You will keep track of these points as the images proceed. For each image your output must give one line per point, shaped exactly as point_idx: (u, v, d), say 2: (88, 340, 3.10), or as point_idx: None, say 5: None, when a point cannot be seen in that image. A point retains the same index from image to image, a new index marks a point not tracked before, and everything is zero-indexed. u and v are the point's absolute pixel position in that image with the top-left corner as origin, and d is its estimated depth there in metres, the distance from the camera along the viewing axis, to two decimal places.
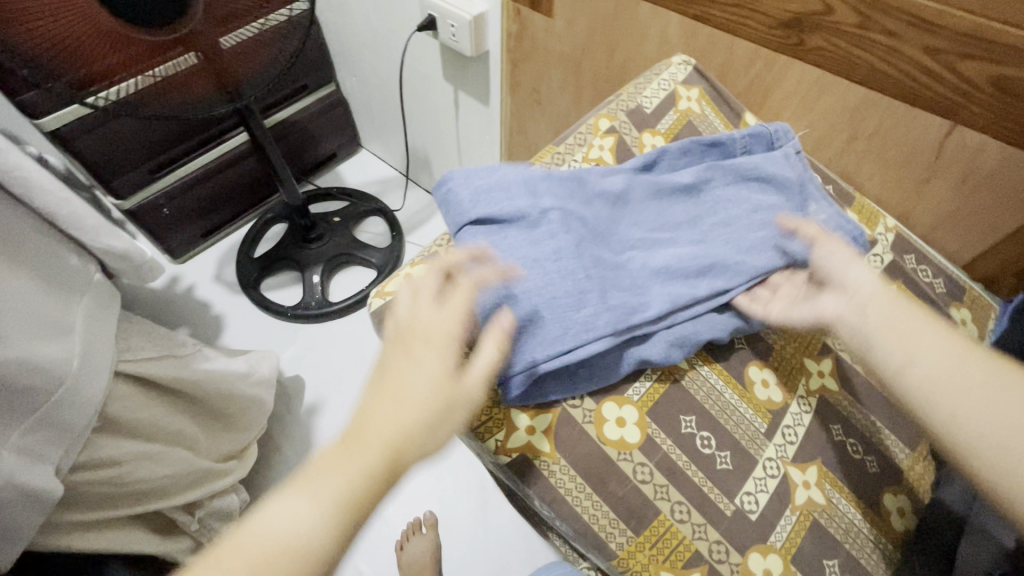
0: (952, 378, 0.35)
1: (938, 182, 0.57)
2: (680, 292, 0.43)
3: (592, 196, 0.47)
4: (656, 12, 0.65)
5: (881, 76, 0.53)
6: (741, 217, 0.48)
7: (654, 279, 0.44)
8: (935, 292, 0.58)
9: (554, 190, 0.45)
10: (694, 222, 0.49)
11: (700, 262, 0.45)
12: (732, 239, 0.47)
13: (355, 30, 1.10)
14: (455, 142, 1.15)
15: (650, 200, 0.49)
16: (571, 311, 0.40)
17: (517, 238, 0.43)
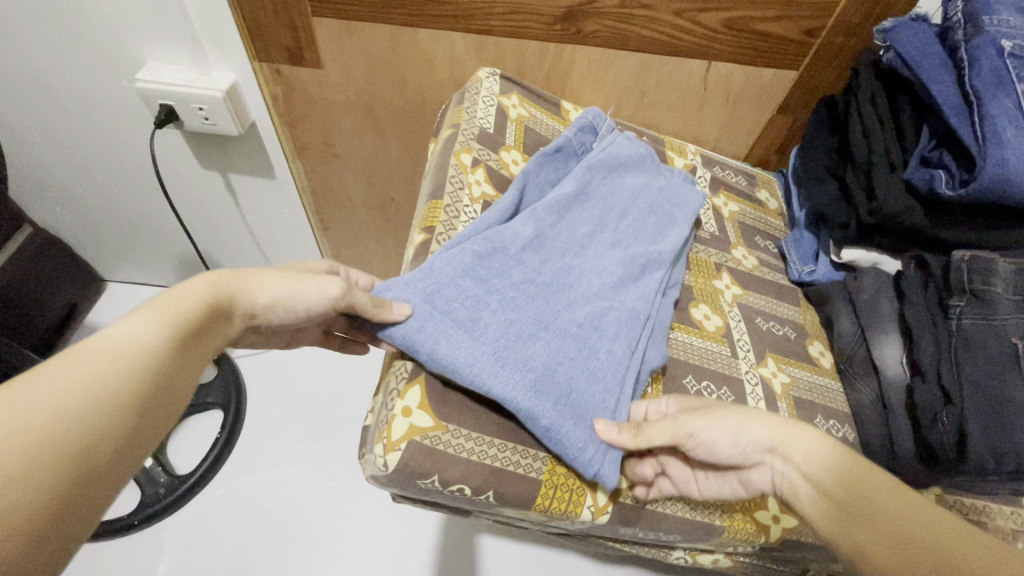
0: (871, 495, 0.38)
1: (710, 108, 0.71)
2: (638, 291, 0.49)
3: (519, 253, 0.45)
4: (437, 35, 0.64)
5: (649, 40, 0.63)
6: (629, 206, 0.54)
7: (616, 293, 0.48)
8: (742, 185, 0.73)
9: (491, 265, 0.43)
10: (602, 222, 0.52)
11: (637, 261, 0.50)
12: (636, 233, 0.53)
13: (36, 152, 0.82)
14: (245, 231, 0.98)
15: (557, 221, 0.50)
16: (595, 360, 0.43)
17: (496, 324, 0.41)
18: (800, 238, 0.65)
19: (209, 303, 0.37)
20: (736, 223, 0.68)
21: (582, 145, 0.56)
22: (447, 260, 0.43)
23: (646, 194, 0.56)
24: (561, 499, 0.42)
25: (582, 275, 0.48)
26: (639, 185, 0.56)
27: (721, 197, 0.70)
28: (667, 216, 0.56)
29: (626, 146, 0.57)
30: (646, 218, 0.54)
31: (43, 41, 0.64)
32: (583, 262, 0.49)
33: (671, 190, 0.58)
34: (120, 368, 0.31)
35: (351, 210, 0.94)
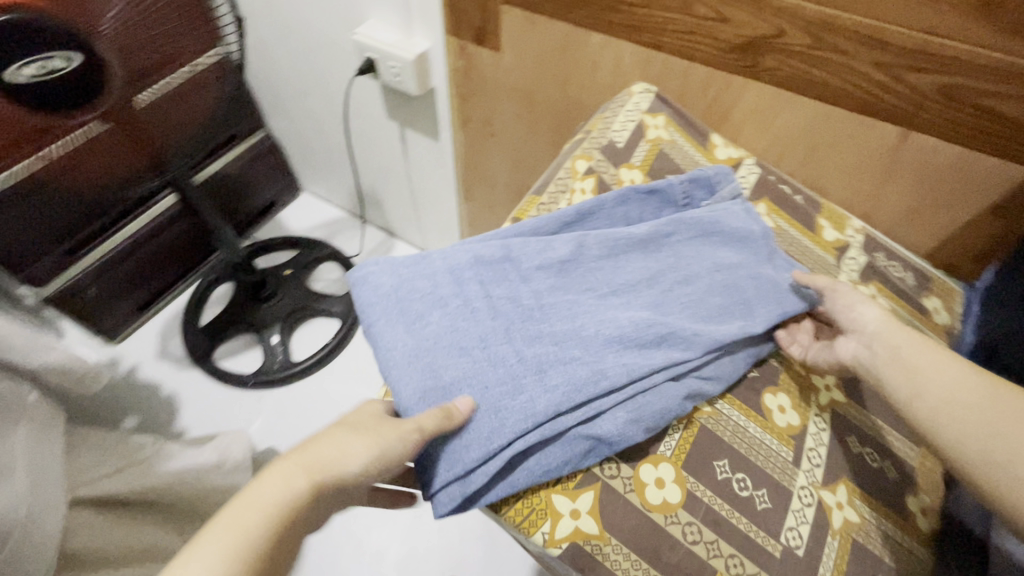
0: (924, 360, 0.41)
1: (896, 184, 0.60)
2: (632, 360, 0.41)
3: (527, 272, 0.45)
4: (607, 42, 0.65)
5: (835, 90, 0.55)
6: (699, 277, 0.48)
7: (600, 352, 0.42)
8: (907, 285, 0.60)
9: (482, 273, 0.45)
10: (654, 278, 0.47)
11: (654, 329, 0.43)
12: (690, 306, 0.47)
13: (281, 75, 1.03)
14: (405, 180, 1.10)
15: (606, 257, 0.47)
16: (508, 400, 0.40)
17: (439, 325, 0.42)
18: None
19: (301, 507, 0.35)
20: None
21: (684, 195, 0.53)
22: (447, 256, 0.46)
23: (731, 273, 0.49)
24: (521, 507, 0.40)
25: (580, 316, 0.44)
26: (732, 262, 0.50)
27: (871, 288, 0.58)
28: (747, 308, 0.48)
29: (741, 219, 0.52)
30: (709, 295, 0.48)
31: None
32: (596, 306, 0.45)
33: (770, 288, 0.50)
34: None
35: (492, 187, 0.99)
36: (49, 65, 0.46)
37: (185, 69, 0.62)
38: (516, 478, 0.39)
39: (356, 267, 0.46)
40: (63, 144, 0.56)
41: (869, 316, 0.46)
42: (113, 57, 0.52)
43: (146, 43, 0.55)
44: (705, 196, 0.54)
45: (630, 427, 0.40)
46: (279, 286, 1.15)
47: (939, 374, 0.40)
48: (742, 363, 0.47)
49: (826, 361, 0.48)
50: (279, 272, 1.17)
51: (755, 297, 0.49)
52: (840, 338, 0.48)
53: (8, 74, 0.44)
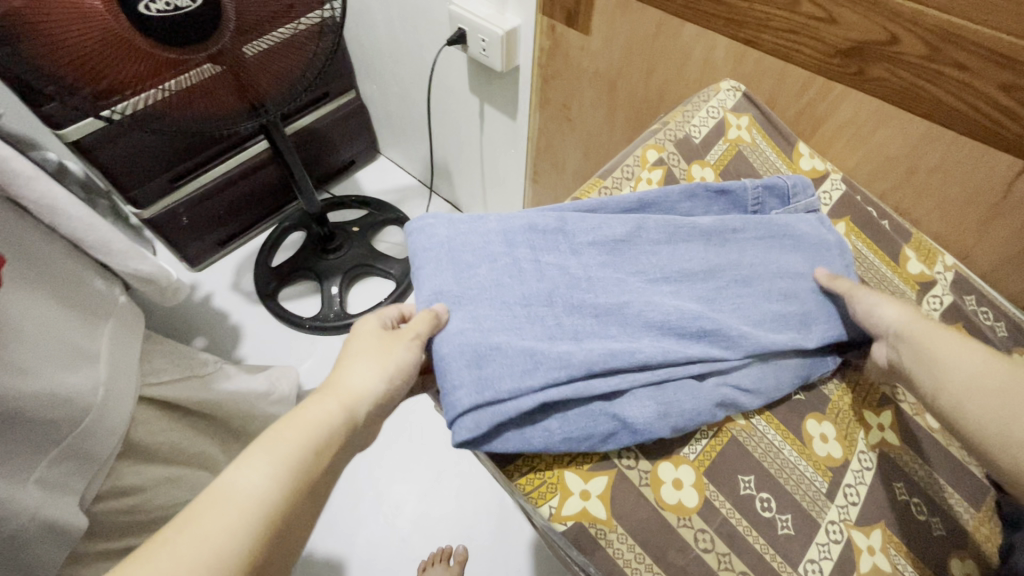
0: (943, 347, 0.41)
1: (1002, 223, 0.55)
2: (669, 346, 0.42)
3: (579, 244, 0.46)
4: (701, 35, 0.62)
5: (948, 109, 0.50)
6: (761, 279, 0.48)
7: (640, 332, 0.43)
8: (996, 335, 0.57)
9: (534, 239, 0.46)
10: (713, 271, 0.48)
11: (701, 322, 0.43)
12: (743, 308, 0.47)
13: (377, 39, 1.07)
14: (478, 156, 1.12)
15: (664, 241, 0.48)
16: (544, 349, 0.40)
17: (485, 278, 0.43)
18: None
19: (334, 424, 0.39)
20: None
21: (756, 201, 0.53)
22: (501, 219, 0.47)
23: (793, 282, 0.49)
24: (531, 478, 0.41)
25: (627, 293, 0.45)
26: (796, 272, 0.50)
27: None
28: (804, 321, 0.48)
29: (814, 229, 0.52)
30: (767, 301, 0.48)
31: None
32: (644, 287, 0.46)
33: (831, 308, 0.49)
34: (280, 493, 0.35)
35: (562, 174, 0.99)
36: (175, 3, 0.50)
37: (290, 25, 0.66)
38: (533, 436, 0.39)
39: (411, 221, 0.48)
40: (179, 82, 0.61)
41: (889, 315, 0.45)
42: (230, 4, 0.57)
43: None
44: (779, 206, 0.54)
45: (658, 422, 0.40)
46: (345, 241, 1.21)
47: (959, 359, 0.40)
48: (797, 371, 0.47)
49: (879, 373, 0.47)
50: (347, 228, 1.23)
51: (813, 310, 0.49)
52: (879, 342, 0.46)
53: (141, 8, 0.49)
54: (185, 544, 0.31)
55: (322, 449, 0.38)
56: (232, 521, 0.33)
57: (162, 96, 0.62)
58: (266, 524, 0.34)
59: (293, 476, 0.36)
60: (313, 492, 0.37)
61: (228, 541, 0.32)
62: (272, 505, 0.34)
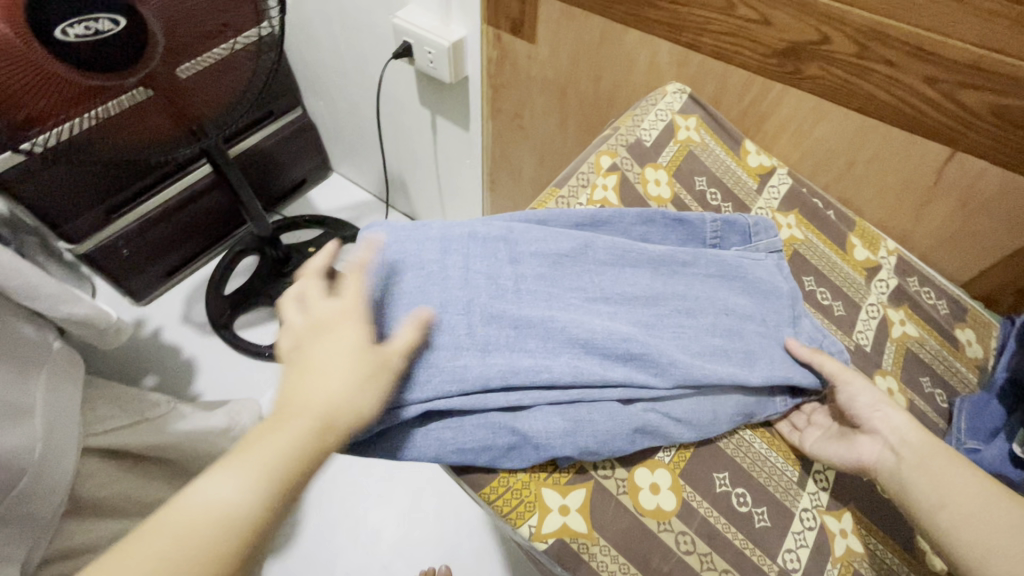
0: (947, 472, 0.40)
1: (937, 207, 0.59)
2: (587, 369, 0.41)
3: (517, 255, 0.45)
4: (645, 41, 0.63)
5: (878, 103, 0.53)
6: (705, 313, 0.47)
7: (558, 350, 0.41)
8: (939, 313, 0.60)
9: (471, 247, 0.45)
10: (654, 300, 0.47)
11: (630, 345, 0.42)
12: (684, 339, 0.45)
13: (321, 55, 1.05)
14: (433, 168, 1.10)
15: (610, 264, 0.48)
16: (442, 361, 0.40)
17: (408, 285, 0.43)
18: (984, 404, 0.51)
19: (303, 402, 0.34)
20: (902, 348, 0.56)
21: (715, 235, 0.53)
22: (444, 226, 0.46)
23: (739, 320, 0.48)
24: (509, 499, 0.41)
25: (556, 309, 0.44)
26: (744, 312, 0.49)
27: (900, 312, 0.58)
28: (748, 357, 0.46)
29: (771, 274, 0.52)
30: (709, 334, 0.46)
31: None
32: (581, 306, 0.45)
33: (778, 353, 0.48)
34: (242, 505, 0.31)
35: (519, 181, 0.99)
36: (95, 26, 0.47)
37: (226, 44, 0.63)
38: (422, 443, 0.40)
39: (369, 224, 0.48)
40: (109, 108, 0.58)
41: (893, 419, 0.44)
42: (157, 25, 0.54)
43: (190, 17, 0.56)
44: (738, 241, 0.54)
45: (562, 442, 0.40)
46: (301, 263, 1.17)
47: (959, 483, 0.39)
48: (734, 414, 0.45)
49: (848, 462, 0.44)
50: (303, 249, 1.19)
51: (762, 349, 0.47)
52: (862, 434, 0.45)
53: (56, 30, 0.45)
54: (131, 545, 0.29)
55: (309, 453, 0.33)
56: (186, 526, 0.30)
57: (89, 124, 0.58)
58: (223, 539, 0.30)
59: (264, 487, 0.32)
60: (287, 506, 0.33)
61: (176, 553, 0.29)
62: (228, 518, 0.31)
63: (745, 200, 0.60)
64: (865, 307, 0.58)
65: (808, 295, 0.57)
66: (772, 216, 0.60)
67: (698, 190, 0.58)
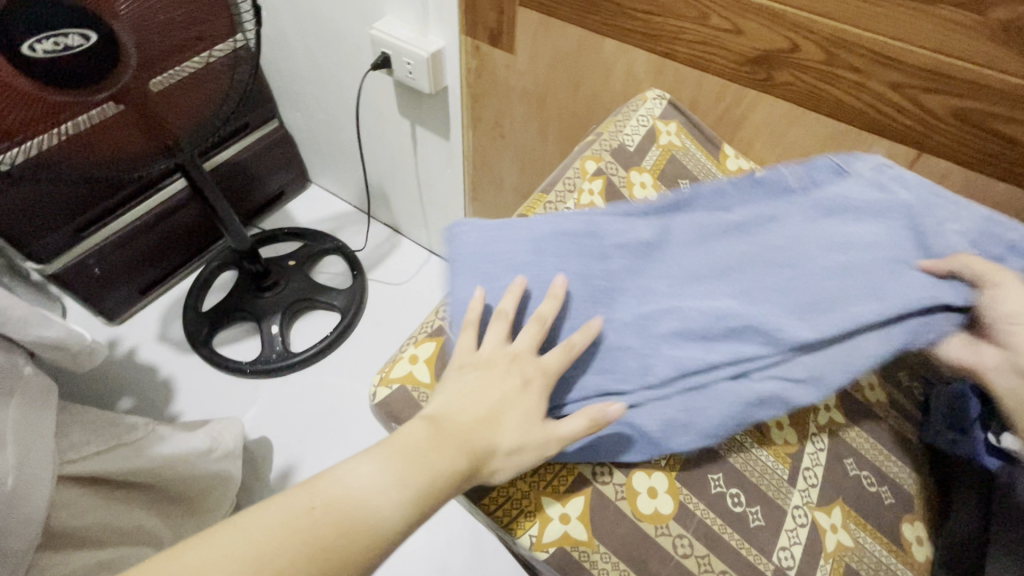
0: None
1: None
2: (689, 358, 0.43)
3: (608, 250, 0.47)
4: (622, 49, 0.64)
5: (848, 108, 0.55)
6: (813, 259, 0.45)
7: (650, 344, 0.44)
8: None
9: (562, 246, 0.47)
10: (754, 261, 0.46)
11: (727, 324, 0.43)
12: (793, 294, 0.44)
13: (297, 66, 1.04)
14: (414, 178, 1.10)
15: (697, 242, 0.48)
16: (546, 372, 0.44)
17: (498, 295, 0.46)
18: None
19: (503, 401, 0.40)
20: None
21: (800, 181, 0.48)
22: (530, 225, 0.48)
23: (858, 254, 0.44)
24: (510, 510, 0.43)
25: (647, 304, 0.46)
26: (854, 243, 0.45)
27: None
28: (873, 291, 0.43)
29: (878, 190, 0.47)
30: (830, 277, 0.44)
31: None
32: (672, 294, 0.46)
33: (917, 276, 0.43)
34: (389, 498, 0.33)
35: (501, 190, 0.99)
36: (66, 42, 0.46)
37: (200, 57, 0.62)
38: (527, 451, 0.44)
39: (452, 222, 0.51)
40: (78, 123, 0.56)
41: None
42: (129, 39, 0.52)
43: (163, 31, 0.55)
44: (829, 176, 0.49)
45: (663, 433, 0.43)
46: (281, 276, 1.15)
47: None
48: (879, 347, 0.43)
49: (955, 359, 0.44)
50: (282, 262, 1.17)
51: (892, 279, 0.43)
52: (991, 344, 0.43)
53: (23, 48, 0.44)
54: (288, 501, 0.32)
55: (460, 462, 0.37)
56: (340, 501, 0.32)
57: (58, 141, 0.56)
58: (371, 525, 0.32)
59: (410, 483, 0.34)
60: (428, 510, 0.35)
61: (326, 527, 0.31)
62: (380, 507, 0.33)
63: None
64: None
65: None
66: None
67: None
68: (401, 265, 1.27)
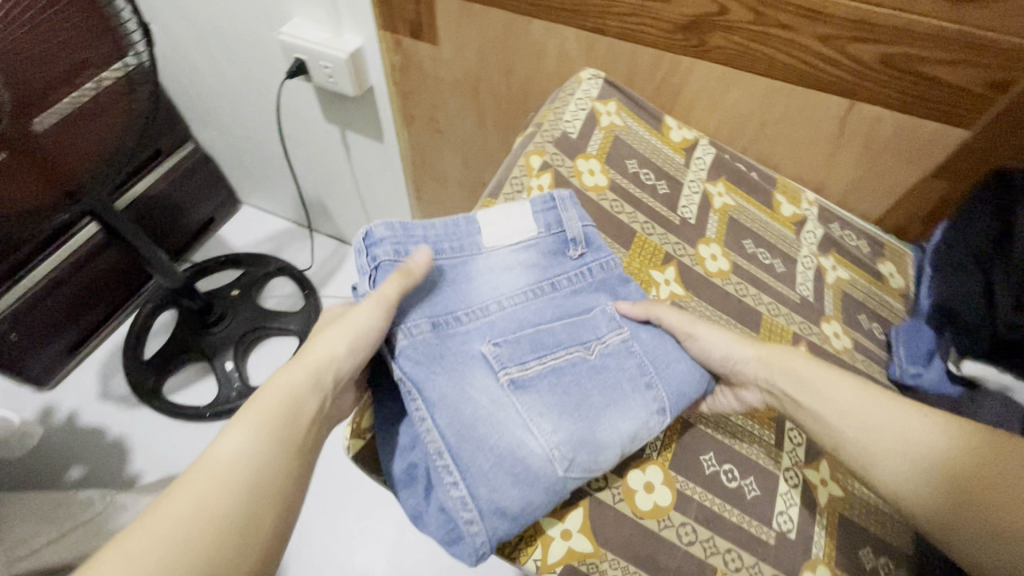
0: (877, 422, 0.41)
1: (846, 155, 0.62)
2: (526, 463, 0.39)
3: (587, 343, 0.46)
4: (550, 29, 0.62)
5: (780, 66, 0.55)
6: (556, 395, 0.42)
7: (521, 429, 0.40)
8: (862, 253, 0.64)
9: (550, 292, 0.48)
10: (564, 400, 0.42)
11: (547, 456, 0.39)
12: (533, 428, 0.40)
13: (205, 81, 0.95)
14: (352, 185, 1.04)
15: (627, 390, 0.44)
16: (449, 364, 0.42)
17: (480, 279, 0.48)
18: (917, 332, 0.56)
19: (308, 387, 0.39)
20: (839, 292, 0.60)
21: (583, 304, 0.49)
22: (559, 252, 0.50)
23: (560, 409, 0.42)
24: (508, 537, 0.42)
25: (575, 410, 0.42)
26: (568, 406, 0.42)
27: (830, 260, 0.62)
28: (555, 428, 0.41)
29: (615, 356, 0.46)
30: (545, 411, 0.41)
31: None
32: (596, 420, 0.42)
33: (539, 429, 0.40)
34: (173, 564, 0.29)
35: (446, 186, 0.96)
36: None
37: (90, 86, 0.55)
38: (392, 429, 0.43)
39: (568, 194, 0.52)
40: None
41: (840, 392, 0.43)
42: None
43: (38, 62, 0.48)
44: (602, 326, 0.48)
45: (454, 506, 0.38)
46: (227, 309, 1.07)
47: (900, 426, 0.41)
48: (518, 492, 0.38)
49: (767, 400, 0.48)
50: (226, 294, 1.09)
51: (523, 434, 0.40)
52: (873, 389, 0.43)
53: None
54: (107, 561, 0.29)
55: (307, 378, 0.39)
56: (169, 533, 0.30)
57: None
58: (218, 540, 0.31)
59: (193, 532, 0.31)
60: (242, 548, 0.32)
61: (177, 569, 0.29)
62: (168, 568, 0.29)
63: (676, 176, 0.61)
64: (800, 260, 0.61)
65: (751, 258, 0.59)
66: (703, 188, 0.62)
67: (631, 173, 0.59)
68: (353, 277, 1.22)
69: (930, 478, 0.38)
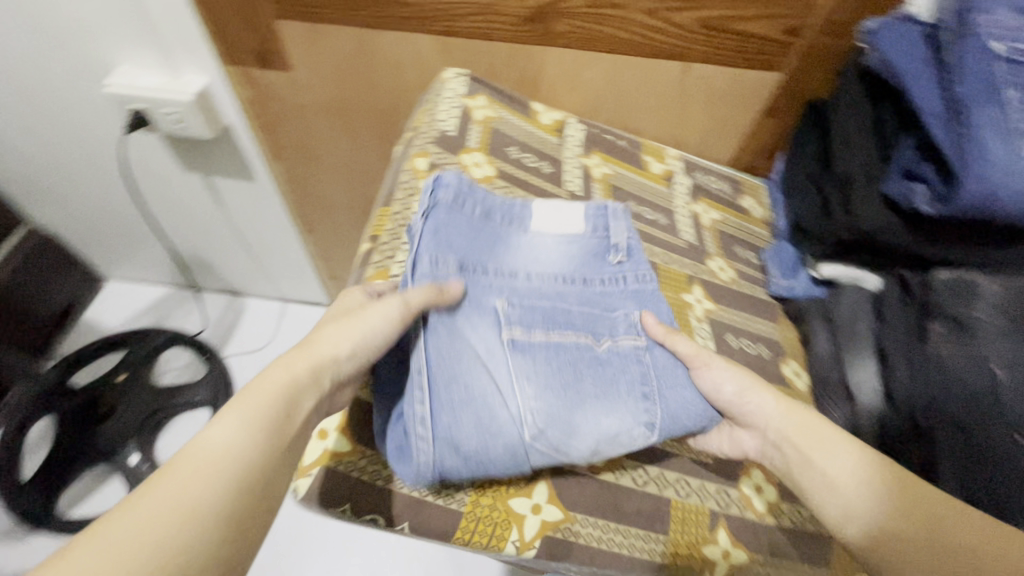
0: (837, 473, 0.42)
1: (693, 111, 0.70)
2: (510, 429, 0.41)
3: (606, 341, 0.47)
4: (404, 37, 0.63)
5: (619, 41, 0.61)
6: (554, 373, 0.43)
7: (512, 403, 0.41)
8: (725, 192, 0.72)
9: (573, 289, 0.49)
10: (566, 386, 0.43)
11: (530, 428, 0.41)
12: (529, 407, 0.41)
13: (22, 152, 0.83)
14: (231, 232, 0.97)
15: (635, 380, 0.45)
16: (467, 325, 0.44)
17: (513, 258, 0.50)
18: (780, 250, 0.66)
19: (297, 383, 0.38)
20: (715, 231, 0.67)
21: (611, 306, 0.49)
22: (595, 258, 0.52)
23: (557, 388, 0.43)
24: (483, 530, 0.44)
25: (572, 395, 0.43)
26: (569, 386, 0.43)
27: (701, 204, 0.69)
28: (551, 413, 0.42)
29: (632, 350, 0.47)
30: (545, 392, 0.42)
31: (16, 47, 0.65)
32: (597, 407, 0.43)
33: (532, 402, 0.41)
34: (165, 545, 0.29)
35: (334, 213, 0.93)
36: None
37: None
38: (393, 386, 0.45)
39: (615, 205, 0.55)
40: None
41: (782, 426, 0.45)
42: None
43: None
44: (620, 328, 0.48)
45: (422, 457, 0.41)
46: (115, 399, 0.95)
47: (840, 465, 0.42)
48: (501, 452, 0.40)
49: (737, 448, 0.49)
50: (109, 383, 0.97)
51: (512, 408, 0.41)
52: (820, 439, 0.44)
53: None
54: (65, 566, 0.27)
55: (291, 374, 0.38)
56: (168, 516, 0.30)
57: None
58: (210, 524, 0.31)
59: (198, 490, 0.31)
60: (250, 511, 0.33)
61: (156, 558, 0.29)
62: (159, 548, 0.29)
63: (555, 156, 0.64)
64: (677, 209, 0.67)
65: (638, 217, 0.64)
66: (582, 162, 0.66)
67: (514, 160, 0.61)
68: (256, 327, 1.14)
69: (897, 519, 0.39)
